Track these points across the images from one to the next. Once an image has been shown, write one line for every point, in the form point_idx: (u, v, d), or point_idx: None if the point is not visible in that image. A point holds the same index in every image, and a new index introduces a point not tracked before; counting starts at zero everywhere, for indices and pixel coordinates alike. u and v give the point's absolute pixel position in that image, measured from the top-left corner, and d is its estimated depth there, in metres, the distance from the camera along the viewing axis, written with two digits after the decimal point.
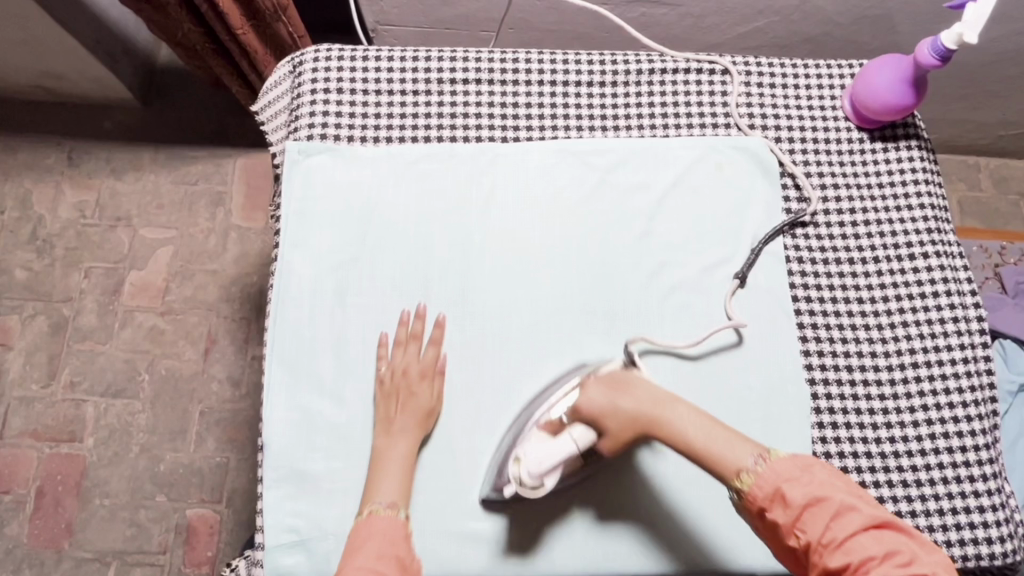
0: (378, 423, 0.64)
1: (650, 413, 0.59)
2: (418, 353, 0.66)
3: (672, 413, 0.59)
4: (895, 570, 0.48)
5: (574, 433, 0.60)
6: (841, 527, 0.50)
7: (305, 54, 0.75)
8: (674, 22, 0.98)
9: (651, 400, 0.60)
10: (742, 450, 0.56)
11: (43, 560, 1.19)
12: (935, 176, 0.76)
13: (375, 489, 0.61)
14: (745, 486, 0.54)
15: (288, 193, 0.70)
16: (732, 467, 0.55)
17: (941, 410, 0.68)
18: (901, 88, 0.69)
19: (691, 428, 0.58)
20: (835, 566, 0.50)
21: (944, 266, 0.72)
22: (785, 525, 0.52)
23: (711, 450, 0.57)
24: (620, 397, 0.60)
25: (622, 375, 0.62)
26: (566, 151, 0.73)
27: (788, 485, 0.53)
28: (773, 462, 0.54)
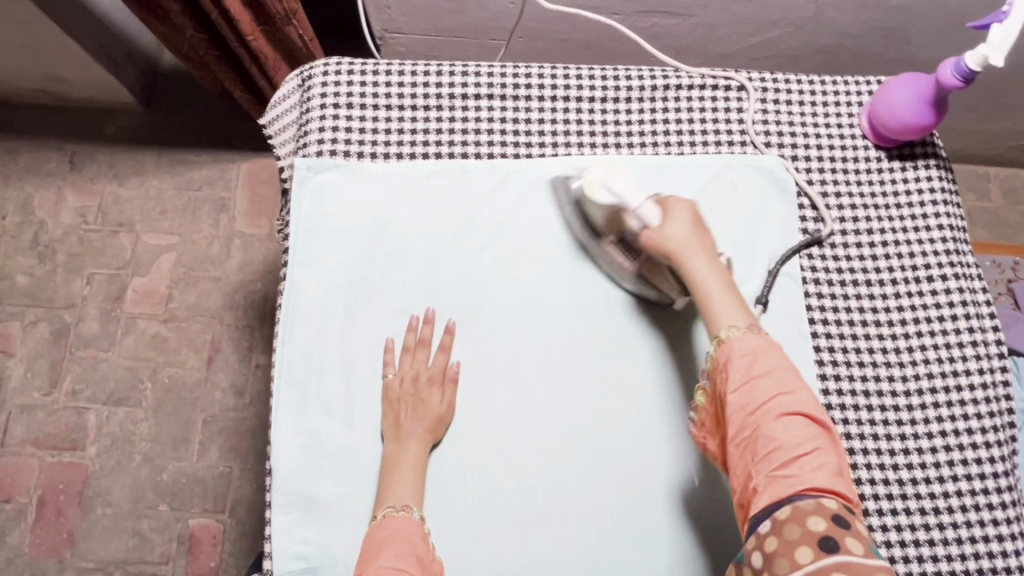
0: (387, 431, 0.63)
1: (690, 245, 0.61)
2: (427, 357, 0.66)
3: (705, 257, 0.60)
4: (820, 466, 0.50)
5: (649, 203, 0.64)
6: (788, 405, 0.52)
7: (314, 68, 0.74)
8: (684, 33, 0.97)
9: (702, 240, 0.61)
10: (739, 314, 0.57)
11: (44, 570, 1.18)
12: (954, 197, 0.74)
13: (389, 493, 0.60)
14: (725, 338, 0.56)
15: (297, 209, 0.69)
16: (722, 320, 0.57)
17: (959, 437, 0.67)
18: (920, 107, 0.68)
19: (708, 276, 0.59)
20: (767, 434, 0.51)
21: (962, 288, 0.71)
22: (736, 381, 0.54)
23: (714, 299, 0.58)
24: (695, 228, 0.62)
25: (699, 215, 0.64)
26: (579, 169, 0.72)
27: (762, 353, 0.54)
28: (759, 334, 0.56)
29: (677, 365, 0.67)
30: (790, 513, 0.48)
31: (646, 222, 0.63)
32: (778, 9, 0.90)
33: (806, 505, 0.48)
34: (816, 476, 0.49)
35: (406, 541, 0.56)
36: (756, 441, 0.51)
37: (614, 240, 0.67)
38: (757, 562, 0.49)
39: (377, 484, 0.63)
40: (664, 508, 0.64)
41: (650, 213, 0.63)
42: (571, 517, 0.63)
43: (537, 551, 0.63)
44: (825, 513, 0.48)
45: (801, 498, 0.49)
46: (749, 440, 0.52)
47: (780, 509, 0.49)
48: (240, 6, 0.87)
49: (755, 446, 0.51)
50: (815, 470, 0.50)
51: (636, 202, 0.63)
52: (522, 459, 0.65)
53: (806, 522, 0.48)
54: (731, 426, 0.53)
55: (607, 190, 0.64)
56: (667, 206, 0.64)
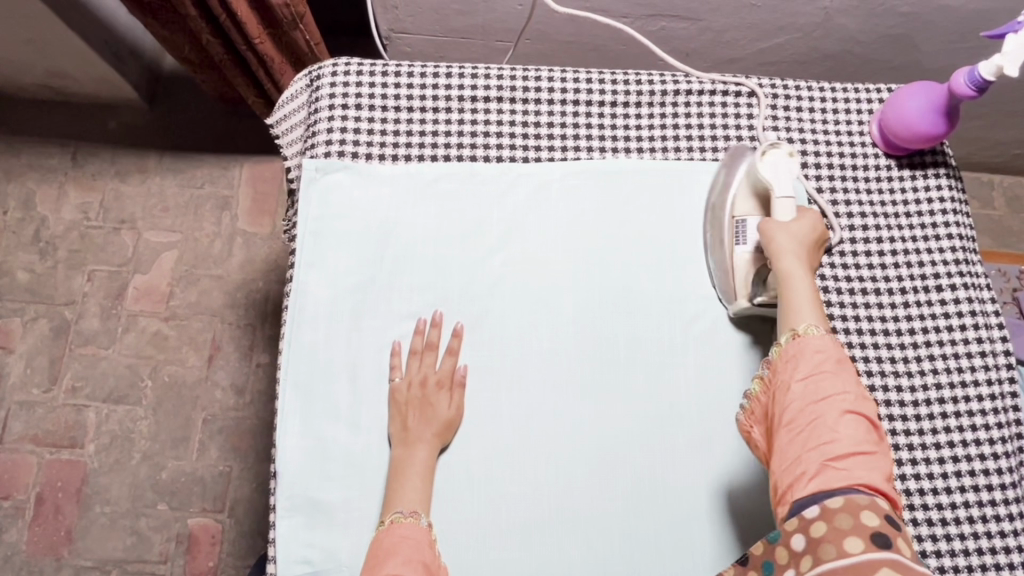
0: (395, 435, 0.63)
1: (797, 249, 0.60)
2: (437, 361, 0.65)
3: (807, 266, 0.60)
4: (876, 467, 0.50)
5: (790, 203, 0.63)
6: (853, 407, 0.52)
7: (322, 68, 0.73)
8: (693, 36, 0.96)
9: (809, 251, 0.61)
10: (821, 321, 0.57)
11: (42, 568, 1.18)
12: (963, 205, 0.74)
13: (396, 498, 0.59)
14: (801, 332, 0.56)
15: (305, 210, 0.69)
16: (805, 317, 0.57)
17: (967, 447, 0.67)
18: (932, 116, 0.68)
19: (801, 280, 0.59)
20: (827, 427, 0.51)
21: (971, 298, 0.70)
22: (803, 373, 0.54)
23: (799, 306, 0.58)
24: (810, 246, 0.61)
25: (823, 239, 0.63)
26: (588, 173, 0.72)
27: (834, 353, 0.54)
28: (836, 343, 0.55)
29: (686, 372, 0.67)
30: (843, 503, 0.48)
31: (778, 211, 0.62)
32: (787, 14, 0.90)
33: (861, 500, 0.48)
34: (871, 476, 0.50)
35: (414, 547, 0.56)
36: (814, 432, 0.51)
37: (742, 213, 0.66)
38: (800, 543, 0.49)
39: (384, 489, 0.62)
40: (671, 517, 0.63)
41: (783, 209, 0.62)
42: (578, 523, 0.63)
43: (543, 559, 0.62)
44: (878, 510, 0.48)
45: (855, 493, 0.49)
46: (807, 429, 0.52)
47: (832, 498, 0.49)
48: (246, 7, 0.87)
49: (812, 435, 0.51)
50: (869, 471, 0.50)
51: (783, 193, 0.62)
52: (529, 466, 0.64)
53: (859, 514, 0.48)
54: (791, 412, 0.53)
55: (772, 168, 0.63)
56: (804, 214, 0.62)
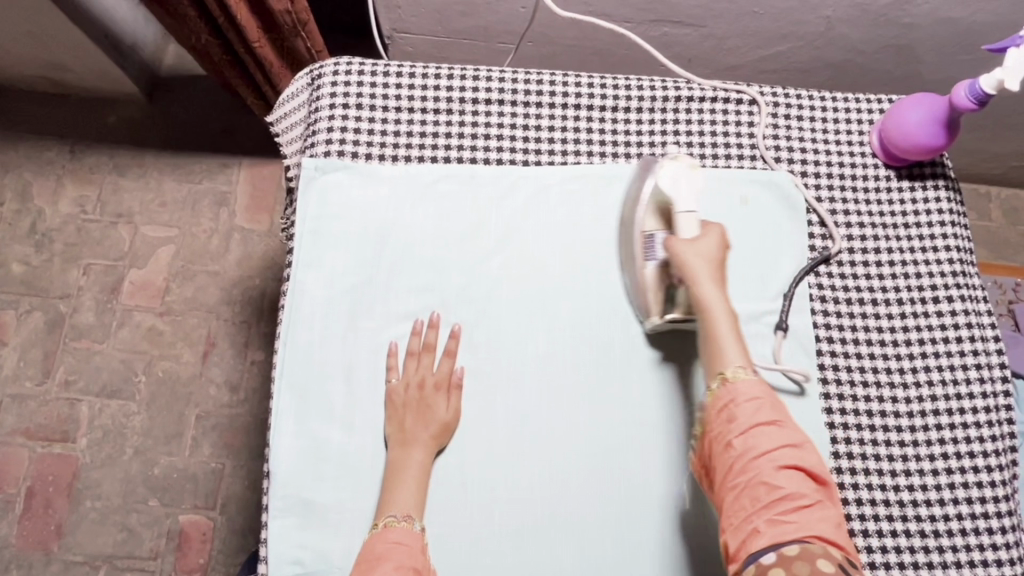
0: (392, 436, 0.63)
1: (710, 272, 0.60)
2: (433, 364, 0.65)
3: (719, 289, 0.59)
4: (822, 515, 0.50)
5: (693, 218, 0.63)
6: (794, 456, 0.52)
7: (324, 66, 0.73)
8: (695, 42, 0.96)
9: (719, 268, 0.61)
10: (745, 358, 0.57)
11: (31, 562, 1.17)
12: (961, 218, 0.74)
13: (390, 501, 0.59)
14: (728, 377, 0.56)
15: (303, 209, 0.69)
16: (731, 358, 0.56)
17: (961, 459, 0.67)
18: (932, 129, 0.68)
19: (719, 306, 0.59)
20: (770, 478, 0.51)
21: (968, 310, 0.70)
22: (741, 423, 0.53)
23: (723, 342, 0.57)
24: (718, 263, 0.61)
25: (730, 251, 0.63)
26: (589, 177, 0.72)
27: (770, 399, 0.54)
28: (762, 383, 0.55)
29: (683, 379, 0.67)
30: (799, 551, 0.47)
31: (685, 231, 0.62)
32: (789, 22, 0.90)
33: (815, 549, 0.47)
34: (818, 525, 0.49)
35: (405, 553, 0.56)
36: (757, 485, 0.51)
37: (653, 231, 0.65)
38: None
39: (379, 491, 0.62)
40: (663, 524, 0.63)
41: (687, 226, 0.62)
42: (570, 529, 0.63)
43: (534, 564, 0.62)
44: (832, 558, 0.47)
45: (808, 541, 0.48)
46: (751, 482, 0.51)
47: (787, 547, 0.48)
48: (247, 14, 0.88)
49: (757, 488, 0.51)
50: (816, 519, 0.49)
51: (686, 208, 0.63)
52: (523, 469, 0.64)
53: (815, 562, 0.47)
54: (735, 460, 0.53)
55: (672, 181, 0.64)
56: (709, 230, 0.62)
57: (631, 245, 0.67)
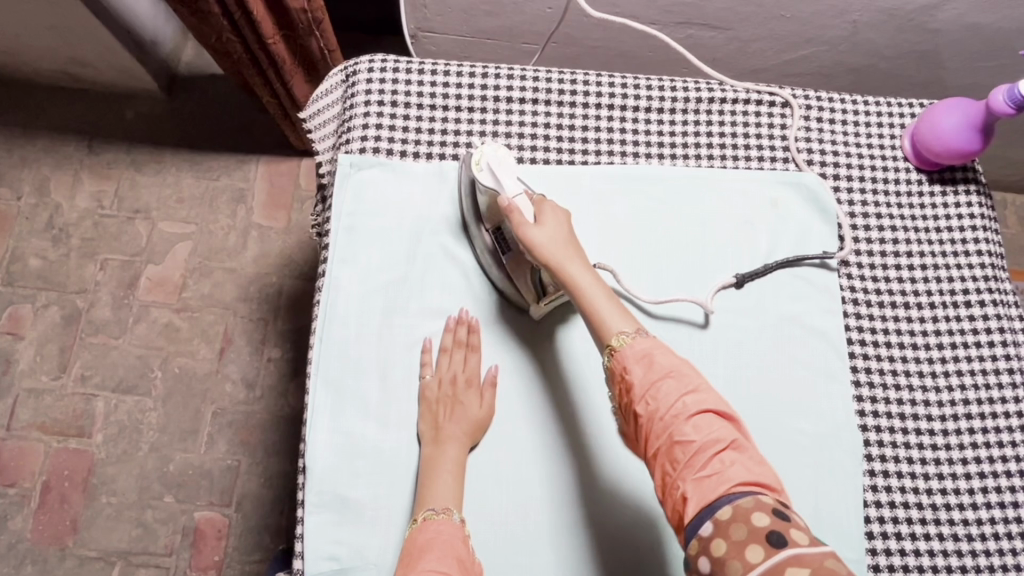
0: (426, 433, 0.62)
1: (562, 247, 0.60)
2: (466, 360, 0.65)
3: (576, 259, 0.59)
4: (738, 459, 0.49)
5: (524, 197, 0.63)
6: (696, 403, 0.51)
7: (359, 63, 0.74)
8: (720, 46, 0.96)
9: (571, 240, 0.61)
10: (626, 318, 0.56)
11: (46, 558, 1.17)
12: (992, 223, 0.74)
13: (428, 495, 0.59)
14: (615, 348, 0.55)
15: (339, 205, 0.69)
16: (612, 327, 0.56)
17: (994, 463, 0.67)
18: (967, 133, 0.68)
19: (585, 275, 0.58)
20: (682, 437, 0.50)
21: (999, 315, 0.71)
22: (638, 388, 0.53)
23: (600, 311, 0.57)
24: (564, 236, 0.60)
25: (568, 217, 0.63)
26: (622, 177, 0.72)
27: (657, 351, 0.54)
28: (648, 338, 0.55)
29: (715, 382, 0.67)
30: (732, 513, 0.46)
31: (521, 219, 0.61)
32: (815, 26, 0.90)
33: (745, 503, 0.46)
34: (740, 472, 0.48)
35: (448, 544, 0.55)
36: (672, 448, 0.50)
37: (494, 229, 0.66)
38: (705, 568, 0.46)
39: (415, 488, 0.62)
40: None
41: (527, 213, 0.62)
42: (604, 527, 0.63)
43: (569, 565, 0.62)
44: (766, 508, 0.46)
45: (738, 497, 0.47)
46: (666, 446, 0.51)
47: (719, 512, 0.46)
48: (264, 11, 0.89)
49: (672, 452, 0.50)
50: (736, 466, 0.48)
51: (513, 191, 0.62)
52: (556, 467, 0.64)
53: (750, 519, 0.45)
54: (649, 428, 0.52)
55: (490, 173, 0.64)
56: (541, 207, 0.62)
57: (487, 249, 0.67)
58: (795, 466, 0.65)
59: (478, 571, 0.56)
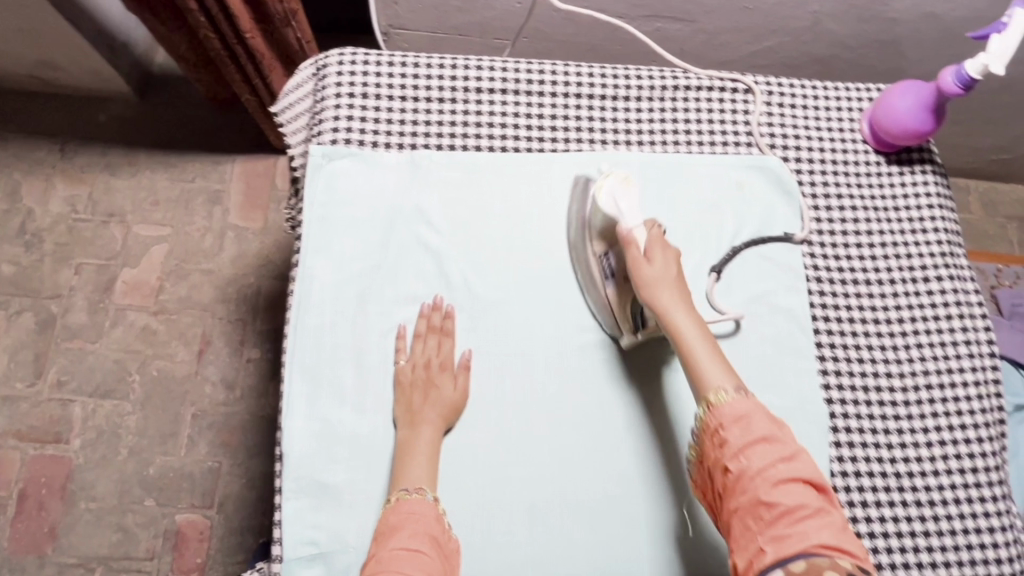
0: (400, 417, 0.63)
1: (675, 291, 0.61)
2: (440, 345, 0.66)
3: (684, 307, 0.60)
4: (823, 522, 0.50)
5: (642, 231, 0.63)
6: (790, 470, 0.52)
7: (329, 56, 0.74)
8: (687, 38, 0.99)
9: (680, 285, 0.61)
10: (728, 377, 0.57)
11: (24, 566, 1.15)
12: (948, 200, 0.77)
13: (403, 476, 0.60)
14: (714, 401, 0.56)
15: (311, 196, 0.70)
16: (712, 382, 0.57)
17: (954, 431, 0.69)
18: (921, 114, 0.71)
19: (690, 325, 0.60)
20: (768, 497, 0.52)
21: (956, 289, 0.73)
22: (732, 447, 0.54)
23: (701, 364, 0.58)
24: (676, 278, 0.61)
25: (678, 258, 0.63)
26: (590, 163, 0.73)
27: (755, 417, 0.55)
28: (748, 399, 0.56)
29: None
30: (807, 569, 0.48)
31: (634, 254, 0.62)
32: (779, 17, 0.93)
33: (822, 564, 0.48)
34: (822, 534, 0.49)
35: (422, 522, 0.56)
36: (755, 505, 0.52)
37: (600, 253, 0.66)
38: None
39: (391, 470, 0.63)
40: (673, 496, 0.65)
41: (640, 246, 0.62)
42: (581, 504, 0.64)
43: (545, 542, 0.63)
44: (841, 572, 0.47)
45: (814, 556, 0.48)
46: (749, 504, 0.52)
47: (794, 565, 0.48)
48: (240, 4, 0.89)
49: (755, 511, 0.52)
50: (818, 527, 0.50)
51: (633, 224, 0.63)
52: (533, 449, 0.65)
53: None
54: (734, 485, 0.54)
55: (612, 201, 0.64)
56: (655, 245, 0.62)
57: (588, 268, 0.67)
58: None
59: (452, 549, 0.58)
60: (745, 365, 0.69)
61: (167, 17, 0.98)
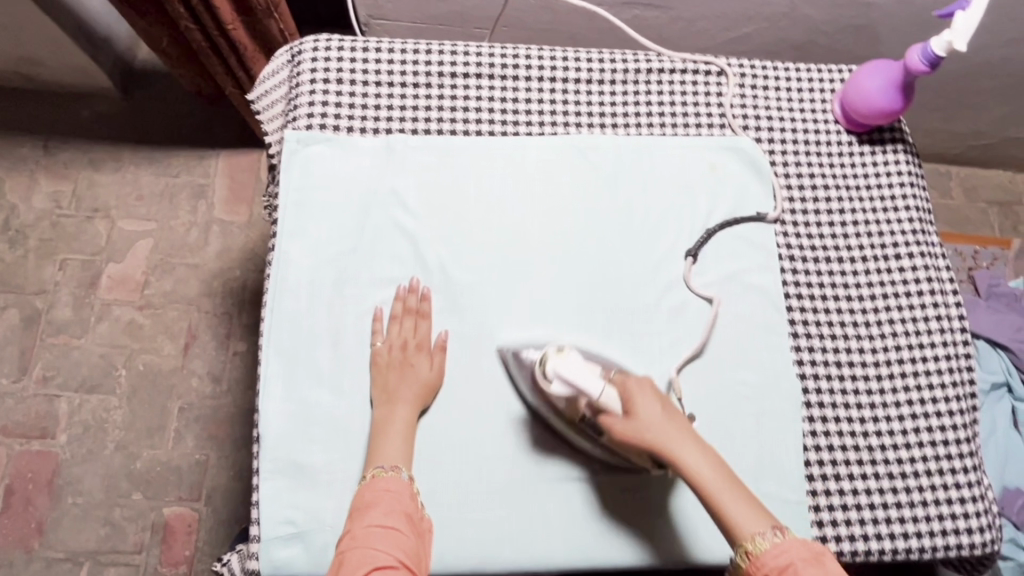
0: (377, 395, 0.64)
1: (674, 438, 0.57)
2: (416, 326, 0.66)
3: (692, 446, 0.57)
4: None
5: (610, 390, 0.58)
6: None
7: (304, 42, 0.75)
8: (665, 26, 0.99)
9: (676, 423, 0.58)
10: (760, 518, 0.55)
11: (11, 561, 1.15)
12: (919, 179, 0.78)
13: (378, 453, 0.61)
14: (755, 550, 0.53)
15: (286, 181, 0.70)
16: (746, 529, 0.54)
17: (925, 405, 0.70)
18: (890, 93, 0.72)
19: (703, 467, 0.56)
20: None
21: (927, 266, 0.74)
22: None
23: (728, 509, 0.55)
24: (668, 418, 0.58)
25: (658, 391, 0.60)
26: (565, 146, 0.74)
27: (800, 563, 0.52)
28: (788, 541, 0.53)
29: (659, 337, 0.69)
30: None
31: (614, 419, 0.58)
32: (755, 4, 0.93)
33: None
34: None
35: (396, 499, 0.57)
36: None
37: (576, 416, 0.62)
38: None
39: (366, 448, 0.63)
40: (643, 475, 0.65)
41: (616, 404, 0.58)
42: (557, 484, 0.65)
43: (521, 519, 0.64)
44: None
45: None
46: None
47: None
48: None
49: None
50: None
51: (598, 391, 0.58)
52: (509, 428, 0.66)
53: None
54: None
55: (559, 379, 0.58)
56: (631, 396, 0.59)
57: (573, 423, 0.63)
58: (736, 416, 0.68)
59: (426, 526, 0.58)
60: (720, 343, 0.69)
61: (145, 8, 0.98)
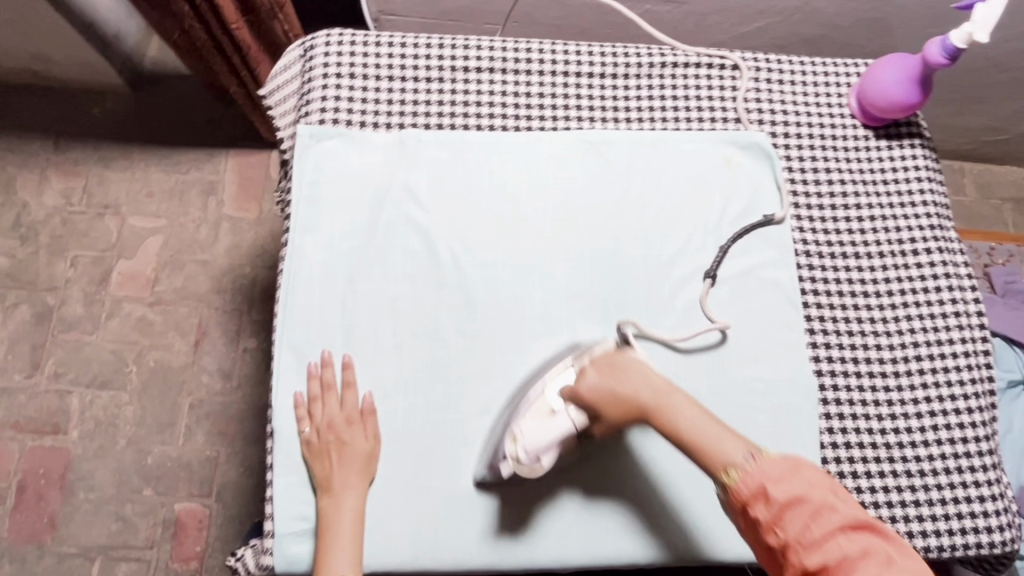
0: (318, 485, 0.62)
1: (626, 394, 0.58)
2: (339, 399, 0.64)
3: (649, 395, 0.58)
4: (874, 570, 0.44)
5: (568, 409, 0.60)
6: (824, 531, 0.47)
7: (316, 37, 0.74)
8: (677, 20, 0.98)
9: (625, 378, 0.59)
10: (733, 443, 0.53)
11: (24, 556, 1.16)
12: (937, 174, 0.77)
13: (327, 562, 0.59)
14: (730, 482, 0.52)
15: (299, 176, 0.70)
16: (720, 459, 0.53)
17: (943, 402, 0.69)
18: (908, 86, 0.71)
19: (666, 411, 0.57)
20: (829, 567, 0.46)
21: (945, 262, 0.73)
22: (769, 527, 0.49)
23: (702, 442, 0.54)
24: (614, 380, 0.59)
25: (603, 362, 0.61)
26: (578, 140, 0.73)
27: (772, 483, 0.50)
28: (762, 462, 0.51)
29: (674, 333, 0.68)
30: None
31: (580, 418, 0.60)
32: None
33: None
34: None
35: None
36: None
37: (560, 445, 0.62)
38: None
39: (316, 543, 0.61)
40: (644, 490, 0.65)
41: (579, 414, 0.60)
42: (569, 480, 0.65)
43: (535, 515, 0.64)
44: None
45: None
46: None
47: None
48: None
49: None
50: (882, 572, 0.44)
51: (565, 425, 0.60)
52: None
53: None
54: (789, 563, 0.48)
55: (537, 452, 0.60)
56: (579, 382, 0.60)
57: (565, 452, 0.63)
58: (750, 414, 0.67)
59: None
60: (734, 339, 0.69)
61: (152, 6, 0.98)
